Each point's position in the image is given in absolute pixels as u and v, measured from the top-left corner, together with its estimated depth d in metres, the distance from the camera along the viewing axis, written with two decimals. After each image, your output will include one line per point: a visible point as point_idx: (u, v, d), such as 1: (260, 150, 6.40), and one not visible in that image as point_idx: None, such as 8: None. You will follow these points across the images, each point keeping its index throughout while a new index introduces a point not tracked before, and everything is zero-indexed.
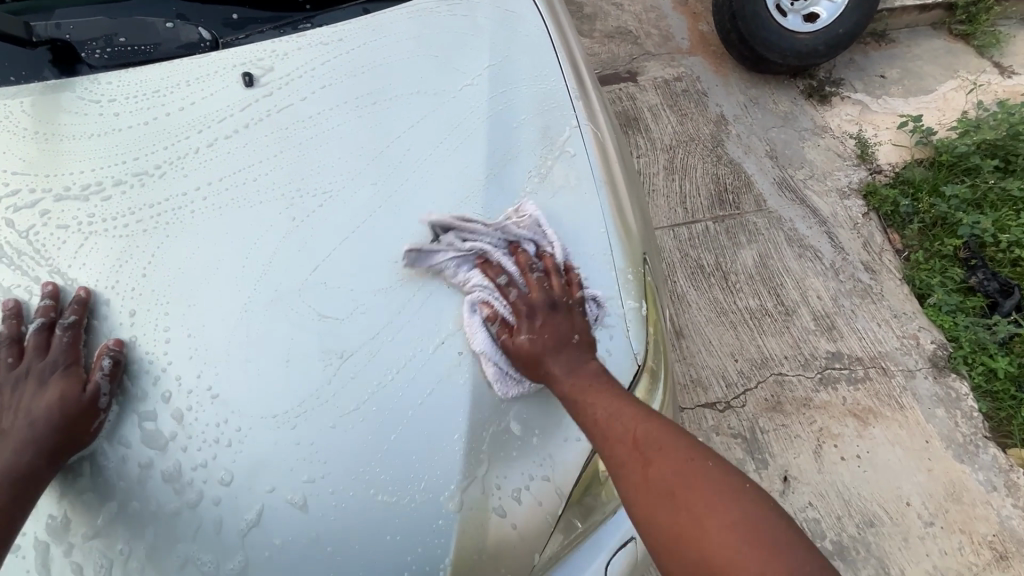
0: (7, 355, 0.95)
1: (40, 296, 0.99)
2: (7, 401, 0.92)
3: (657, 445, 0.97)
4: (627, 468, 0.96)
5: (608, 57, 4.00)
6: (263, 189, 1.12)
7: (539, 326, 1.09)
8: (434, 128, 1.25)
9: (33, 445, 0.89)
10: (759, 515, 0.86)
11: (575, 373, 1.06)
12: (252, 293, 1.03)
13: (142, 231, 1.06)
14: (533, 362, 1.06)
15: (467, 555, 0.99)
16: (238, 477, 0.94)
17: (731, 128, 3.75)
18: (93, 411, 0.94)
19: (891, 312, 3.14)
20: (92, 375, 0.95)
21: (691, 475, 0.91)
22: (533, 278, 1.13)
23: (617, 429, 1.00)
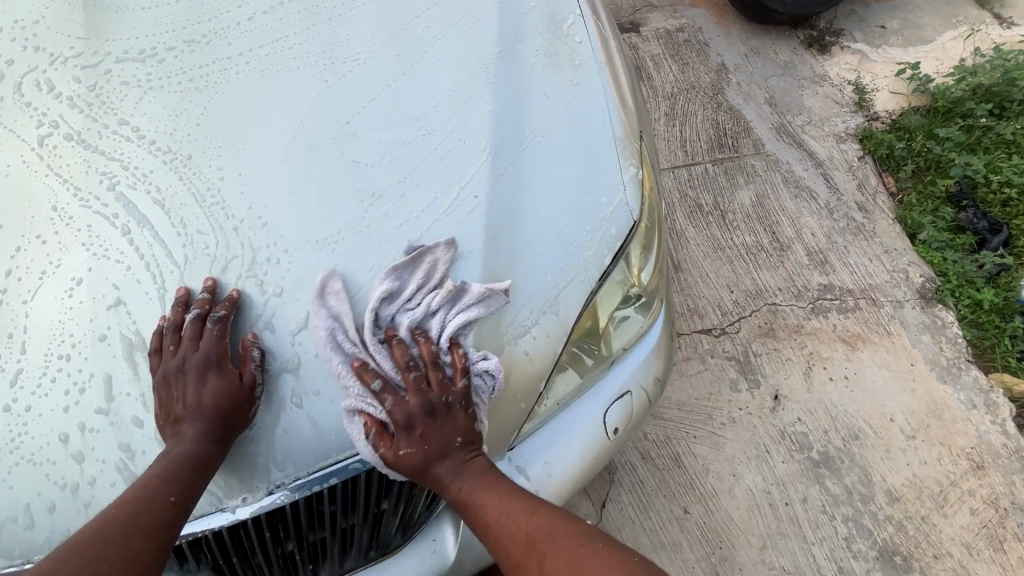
0: (169, 342, 1.02)
1: (195, 288, 1.05)
2: (172, 390, 1.00)
3: (546, 543, 1.11)
4: (522, 565, 1.11)
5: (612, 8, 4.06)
6: (300, 56, 1.25)
7: (418, 434, 1.08)
8: (450, 10, 1.37)
9: (207, 434, 0.99)
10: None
11: (466, 474, 1.11)
12: (293, 138, 1.17)
13: (193, 90, 1.18)
14: (420, 469, 1.08)
15: (483, 366, 1.14)
16: (287, 288, 1.08)
17: (731, 77, 3.83)
18: (250, 400, 1.03)
19: (882, 248, 3.24)
20: (245, 367, 1.03)
21: (575, 559, 1.09)
22: (410, 379, 1.08)
23: (511, 527, 1.11)
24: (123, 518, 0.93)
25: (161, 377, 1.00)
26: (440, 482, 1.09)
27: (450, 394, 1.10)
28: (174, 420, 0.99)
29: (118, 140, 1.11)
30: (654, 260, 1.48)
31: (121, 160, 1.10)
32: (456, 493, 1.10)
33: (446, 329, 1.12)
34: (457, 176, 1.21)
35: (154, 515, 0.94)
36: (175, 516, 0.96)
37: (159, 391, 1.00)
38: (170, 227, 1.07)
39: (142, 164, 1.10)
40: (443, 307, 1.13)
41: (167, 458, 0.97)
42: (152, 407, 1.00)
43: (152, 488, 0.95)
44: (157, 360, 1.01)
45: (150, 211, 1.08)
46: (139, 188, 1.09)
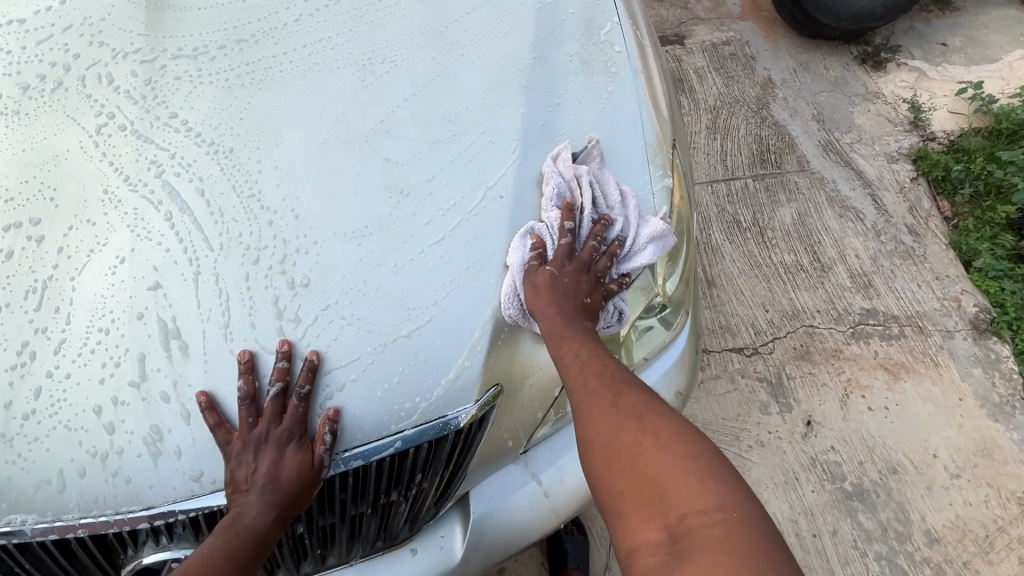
0: (249, 414, 1.04)
1: (269, 358, 1.07)
2: (250, 460, 1.03)
3: (627, 385, 1.05)
4: (595, 399, 1.04)
5: (657, 20, 4.03)
6: (341, 56, 1.29)
7: (566, 270, 1.17)
8: (487, 16, 1.39)
9: (273, 510, 1.02)
10: (709, 452, 0.90)
11: (572, 319, 1.13)
12: (328, 134, 1.21)
13: (239, 85, 1.24)
14: (546, 292, 1.14)
15: (497, 369, 1.15)
16: (311, 279, 1.10)
17: (778, 92, 3.74)
18: (317, 478, 1.05)
19: (933, 274, 3.07)
20: (318, 446, 1.05)
21: (653, 404, 1.00)
22: (591, 245, 1.21)
23: (594, 368, 1.08)
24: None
25: (240, 446, 1.03)
26: (545, 308, 1.13)
27: (600, 281, 1.21)
28: (245, 492, 1.02)
29: (166, 131, 1.18)
30: (680, 270, 1.45)
31: (169, 149, 1.17)
32: (551, 325, 1.12)
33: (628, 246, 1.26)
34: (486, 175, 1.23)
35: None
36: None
37: (237, 460, 1.02)
38: (208, 215, 1.12)
39: (186, 155, 1.16)
40: (641, 227, 1.26)
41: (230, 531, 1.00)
42: (229, 476, 1.02)
43: (211, 565, 0.98)
44: (235, 432, 1.04)
45: (191, 199, 1.13)
46: (183, 176, 1.15)
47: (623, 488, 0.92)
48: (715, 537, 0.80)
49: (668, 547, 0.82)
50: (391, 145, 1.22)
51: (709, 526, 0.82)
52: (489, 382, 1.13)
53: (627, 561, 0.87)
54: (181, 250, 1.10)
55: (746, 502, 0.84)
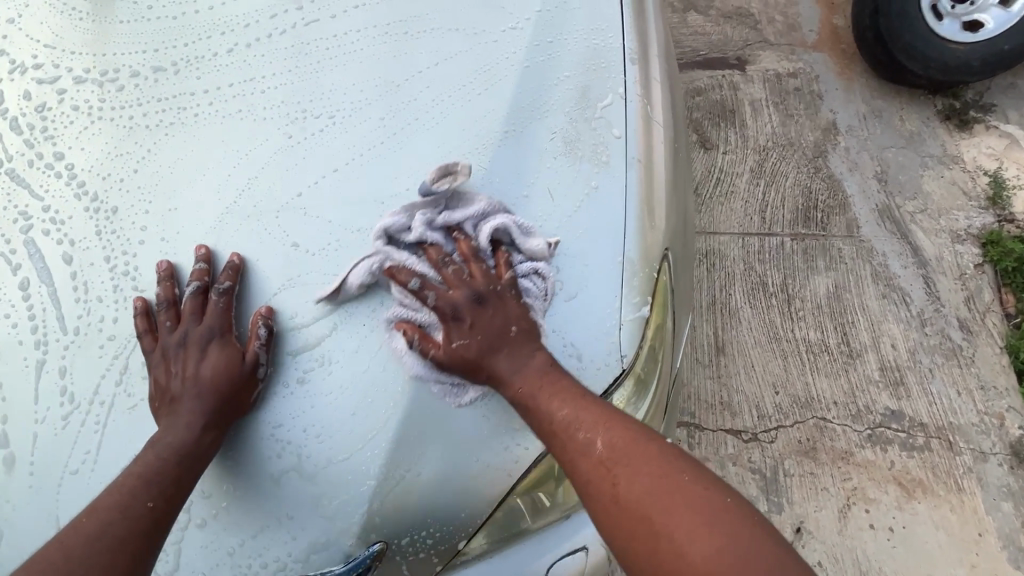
0: (165, 319, 0.93)
1: (191, 265, 0.97)
2: (169, 366, 0.91)
3: (620, 460, 0.89)
4: (595, 490, 0.89)
5: (719, 38, 2.99)
6: (271, 104, 1.07)
7: (464, 330, 0.98)
8: (458, 71, 1.14)
9: (206, 419, 0.89)
10: (751, 545, 0.77)
11: (533, 369, 0.97)
12: (230, 204, 1.01)
13: (143, 127, 1.04)
14: (478, 364, 0.97)
15: (385, 521, 0.93)
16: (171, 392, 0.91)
17: (841, 140, 2.75)
18: (252, 381, 0.93)
19: (976, 382, 2.32)
20: (250, 345, 0.94)
21: (662, 486, 0.85)
22: (450, 272, 1.00)
23: (580, 443, 0.92)
24: (87, 536, 0.80)
25: (160, 355, 0.91)
26: (488, 380, 0.97)
27: (497, 284, 1.01)
28: (171, 403, 0.89)
29: (46, 175, 1.00)
30: (650, 405, 1.12)
31: (44, 198, 0.99)
32: (517, 394, 0.96)
33: (477, 223, 1.05)
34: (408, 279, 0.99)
35: (127, 527, 0.82)
36: (154, 525, 0.84)
37: (160, 368, 0.91)
38: (67, 288, 0.94)
39: (62, 210, 0.98)
40: (488, 215, 1.05)
41: (153, 453, 0.87)
42: (153, 385, 0.90)
43: (129, 489, 0.84)
44: (153, 339, 0.92)
45: (54, 264, 0.95)
46: (52, 236, 0.96)
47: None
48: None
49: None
50: (302, 229, 1.00)
51: None
52: (371, 537, 0.93)
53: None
54: (31, 328, 0.92)
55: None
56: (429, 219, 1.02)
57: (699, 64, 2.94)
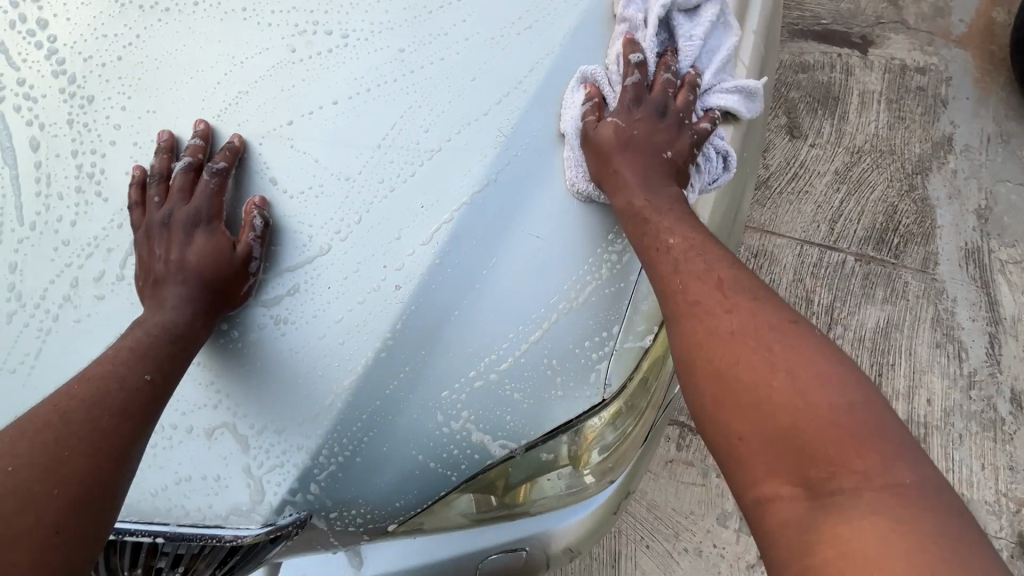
0: (154, 194, 0.87)
1: (186, 143, 0.89)
2: (155, 245, 0.86)
3: (733, 293, 0.82)
4: (698, 311, 0.82)
5: (848, 8, 2.52)
6: (281, 6, 0.92)
7: (634, 119, 0.99)
8: (506, 9, 0.95)
9: (190, 304, 0.86)
10: (872, 404, 0.69)
11: (663, 194, 0.95)
12: (214, 118, 0.89)
13: (136, 6, 0.91)
14: (615, 153, 0.95)
15: (310, 490, 0.91)
16: (120, 312, 0.87)
17: (951, 160, 2.33)
18: (243, 273, 0.87)
19: (1006, 462, 2.03)
20: (243, 235, 0.88)
21: (780, 326, 0.76)
22: (662, 79, 1.01)
23: (695, 267, 0.86)
24: (83, 400, 0.76)
25: (145, 231, 0.87)
26: (615, 169, 0.95)
27: (688, 123, 1.01)
28: (155, 281, 0.86)
29: (26, 43, 0.90)
30: (625, 438, 1.02)
31: (20, 69, 0.89)
32: (638, 203, 0.93)
33: (713, 84, 1.06)
34: (389, 252, 0.89)
35: (123, 401, 0.78)
36: (154, 395, 0.81)
37: (144, 245, 0.87)
38: (29, 175, 0.87)
39: (37, 86, 0.89)
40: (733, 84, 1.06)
41: (144, 328, 0.83)
42: (138, 259, 0.87)
43: (126, 362, 0.81)
44: (142, 212, 0.87)
45: (20, 145, 0.88)
46: (23, 113, 0.88)
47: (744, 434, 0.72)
48: (888, 504, 0.61)
49: (822, 505, 0.64)
50: (284, 169, 0.89)
51: (875, 492, 0.62)
52: (291, 505, 0.91)
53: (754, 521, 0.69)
54: None
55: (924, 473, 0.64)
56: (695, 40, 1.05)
57: (816, 34, 2.49)
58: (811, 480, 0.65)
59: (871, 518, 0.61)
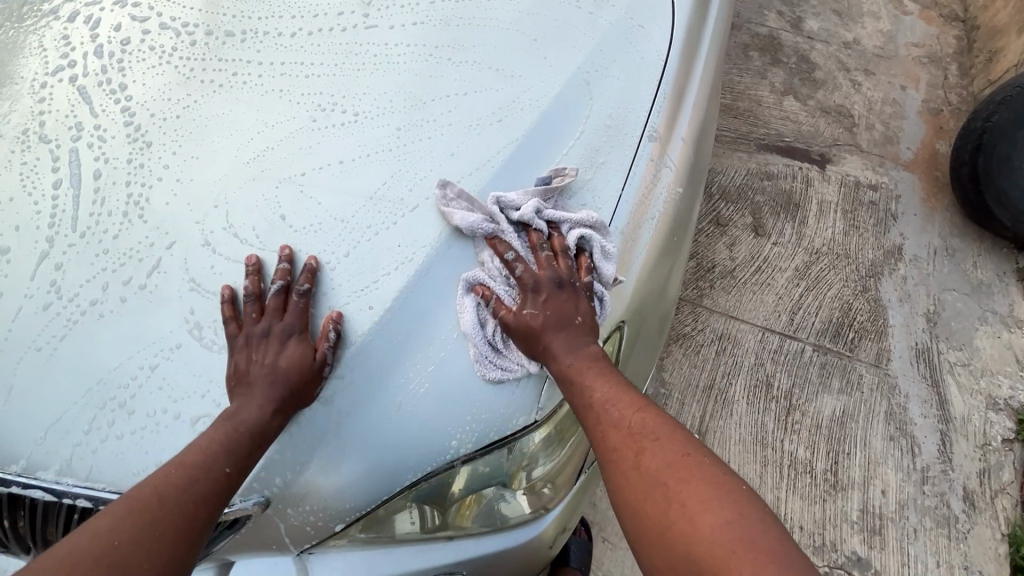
0: (252, 309, 1.04)
1: (214, 214, 1.09)
2: (252, 352, 1.02)
3: (644, 434, 0.98)
4: (617, 458, 0.98)
5: (808, 129, 2.87)
6: (309, 88, 1.19)
7: (534, 306, 1.11)
8: (483, 104, 1.22)
9: (274, 406, 1.00)
10: (756, 524, 0.83)
11: (578, 355, 1.09)
12: (240, 165, 1.12)
13: (198, 80, 1.18)
14: (541, 331, 1.10)
15: (271, 477, 1.03)
16: (133, 310, 1.03)
17: (901, 268, 2.59)
18: (319, 374, 1.04)
19: (963, 561, 2.10)
20: (320, 343, 1.05)
21: (680, 469, 0.91)
22: (541, 256, 1.14)
23: (613, 419, 1.02)
24: (177, 483, 0.91)
25: (243, 341, 1.03)
26: (535, 345, 1.10)
27: (578, 283, 1.15)
28: (248, 385, 1.01)
29: (107, 99, 1.15)
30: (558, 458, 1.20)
31: (98, 117, 1.14)
32: (562, 366, 1.09)
33: (572, 227, 1.17)
34: (365, 277, 1.09)
35: (209, 483, 0.93)
36: (229, 485, 0.95)
37: (241, 355, 1.02)
38: (88, 197, 1.09)
39: (107, 131, 1.13)
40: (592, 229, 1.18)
41: (233, 425, 0.98)
42: (233, 366, 1.02)
43: (214, 452, 0.95)
44: (240, 327, 1.04)
45: (85, 174, 1.10)
46: (93, 150, 1.11)
47: (653, 557, 0.87)
48: None
49: None
50: (285, 207, 1.10)
51: None
52: (254, 491, 1.03)
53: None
54: (50, 222, 1.07)
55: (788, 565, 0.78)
56: (539, 208, 1.15)
57: (780, 148, 2.82)
58: None
59: None
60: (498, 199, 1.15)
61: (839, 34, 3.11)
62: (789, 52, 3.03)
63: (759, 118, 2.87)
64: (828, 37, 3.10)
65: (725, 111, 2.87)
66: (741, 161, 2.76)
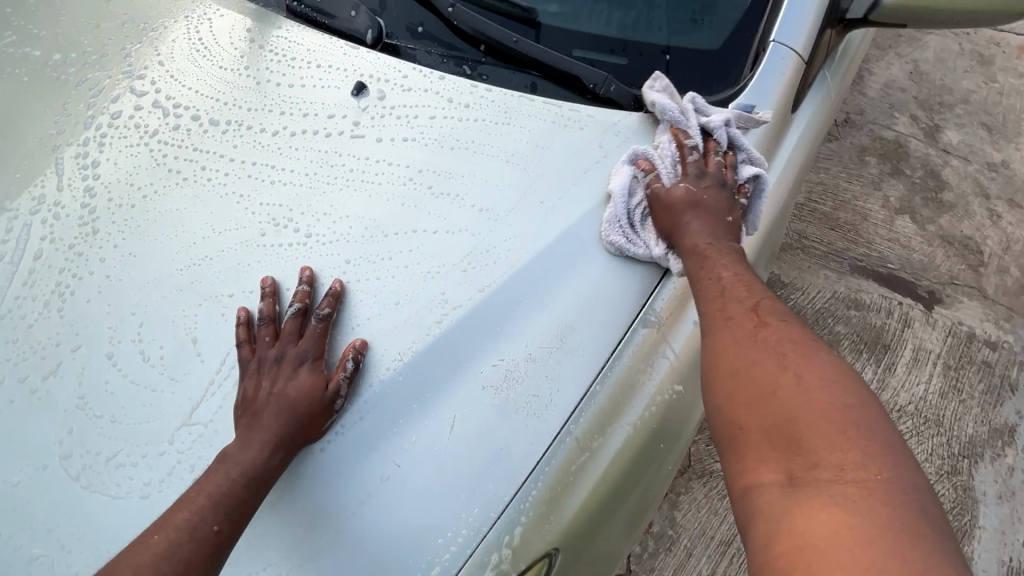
0: (265, 334, 0.98)
1: (129, 322, 0.99)
2: (262, 377, 0.94)
3: (768, 311, 0.88)
4: (730, 326, 0.88)
5: (920, 259, 2.30)
6: (270, 197, 1.09)
7: (694, 186, 1.12)
8: (451, 248, 1.05)
9: (276, 442, 0.90)
10: (875, 417, 0.70)
11: (716, 242, 1.07)
12: (172, 272, 1.03)
13: (167, 168, 1.12)
14: (682, 208, 1.10)
15: None
16: (16, 412, 0.95)
17: (1011, 456, 1.96)
18: (328, 411, 0.93)
19: None
20: (334, 375, 0.95)
21: (801, 348, 0.79)
22: (713, 159, 1.17)
23: (739, 294, 0.93)
24: (157, 551, 0.81)
25: (255, 364, 0.96)
26: (676, 226, 1.09)
27: (733, 197, 1.16)
28: (254, 415, 0.91)
29: (78, 174, 1.12)
30: None
31: (62, 191, 1.10)
32: (697, 245, 1.05)
33: (744, 157, 1.21)
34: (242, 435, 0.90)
35: (195, 545, 0.81)
36: (219, 548, 0.82)
37: (251, 380, 0.95)
38: (22, 277, 1.04)
39: (65, 208, 1.09)
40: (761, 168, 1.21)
41: (227, 471, 0.87)
42: (240, 393, 0.94)
43: (199, 510, 0.84)
44: (252, 350, 0.97)
45: (29, 251, 1.06)
46: (45, 225, 1.08)
47: (739, 421, 0.77)
48: (852, 501, 0.62)
49: (794, 490, 0.66)
50: (194, 334, 0.99)
51: (862, 487, 0.63)
52: None
53: (737, 505, 0.72)
54: None
55: (902, 470, 0.64)
56: (729, 123, 1.18)
57: (878, 275, 2.26)
58: (800, 469, 0.67)
59: (835, 509, 0.62)
60: (692, 100, 1.19)
61: (983, 152, 2.54)
62: (915, 161, 2.51)
63: (860, 234, 2.33)
64: (969, 153, 2.53)
65: (819, 219, 2.37)
66: (827, 280, 2.23)
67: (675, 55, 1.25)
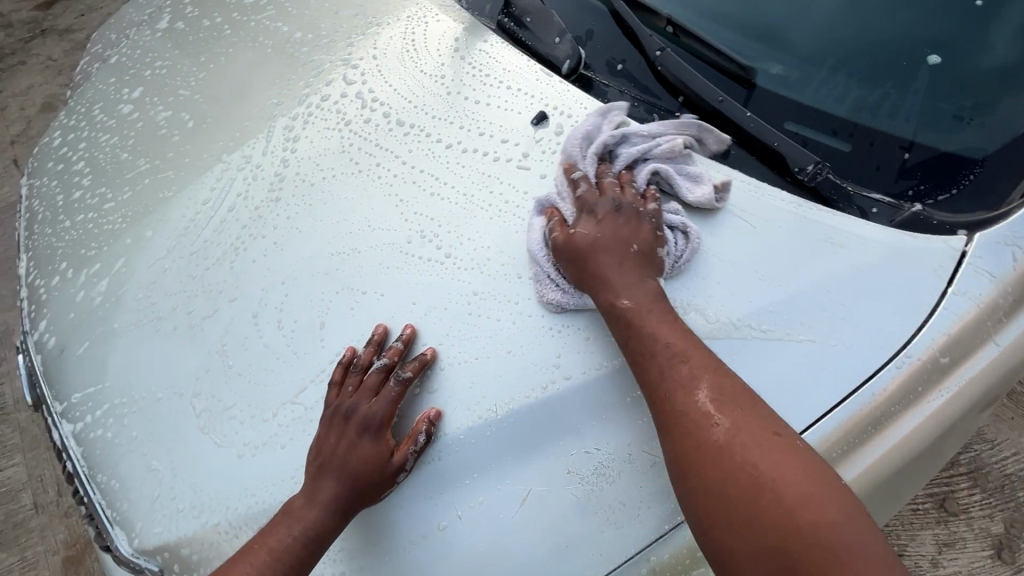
0: (350, 381, 0.98)
1: (276, 290, 1.09)
2: (333, 433, 0.95)
3: (765, 460, 0.77)
4: (724, 483, 0.78)
5: None
6: (427, 208, 1.11)
7: (591, 225, 0.98)
8: (580, 311, 0.97)
9: (335, 504, 0.91)
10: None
11: (616, 288, 0.92)
12: (323, 254, 1.10)
13: (349, 156, 1.20)
14: (580, 255, 0.96)
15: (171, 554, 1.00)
16: (176, 339, 1.10)
17: None
18: (388, 481, 0.92)
19: None
20: (400, 448, 0.93)
21: (820, 518, 0.74)
22: (611, 181, 1.02)
23: (743, 431, 0.80)
24: None
25: (330, 413, 0.97)
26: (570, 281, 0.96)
27: (641, 208, 0.98)
28: (317, 469, 0.93)
29: (281, 143, 1.25)
30: None
31: (265, 156, 1.24)
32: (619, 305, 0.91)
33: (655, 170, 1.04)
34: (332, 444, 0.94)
35: None
36: None
37: (322, 429, 0.96)
38: (214, 223, 1.20)
39: (263, 172, 1.23)
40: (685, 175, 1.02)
41: (289, 529, 0.90)
42: (312, 439, 0.97)
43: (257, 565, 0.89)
44: (336, 394, 0.98)
45: (226, 201, 1.22)
46: (244, 183, 1.22)
47: None
48: None
49: None
50: (324, 318, 1.05)
51: None
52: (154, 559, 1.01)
53: None
54: (182, 229, 1.22)
55: None
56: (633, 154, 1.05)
57: None
58: None
59: None
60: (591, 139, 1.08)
61: None
62: None
63: None
64: None
65: None
66: None
67: (917, 154, 1.03)
